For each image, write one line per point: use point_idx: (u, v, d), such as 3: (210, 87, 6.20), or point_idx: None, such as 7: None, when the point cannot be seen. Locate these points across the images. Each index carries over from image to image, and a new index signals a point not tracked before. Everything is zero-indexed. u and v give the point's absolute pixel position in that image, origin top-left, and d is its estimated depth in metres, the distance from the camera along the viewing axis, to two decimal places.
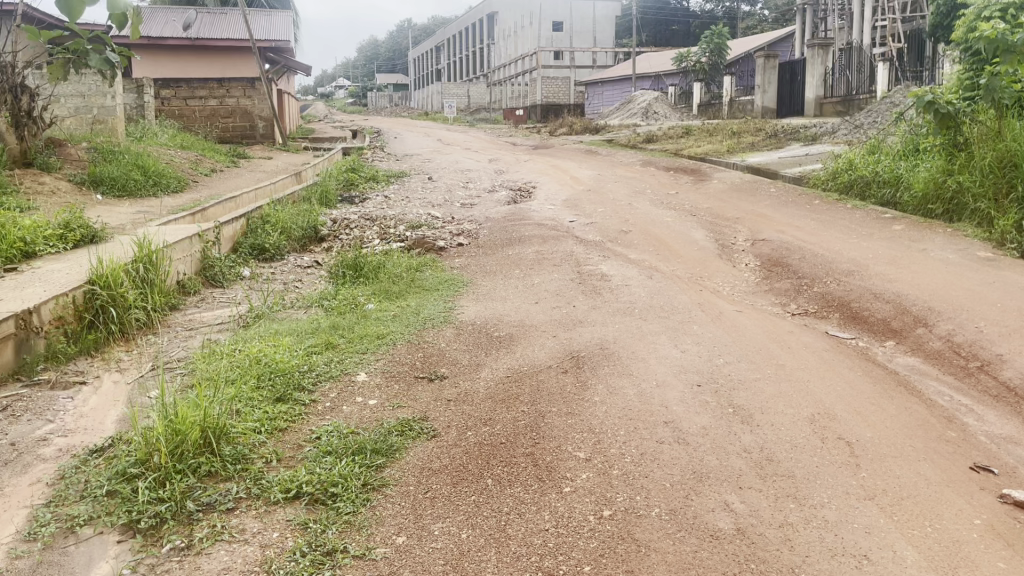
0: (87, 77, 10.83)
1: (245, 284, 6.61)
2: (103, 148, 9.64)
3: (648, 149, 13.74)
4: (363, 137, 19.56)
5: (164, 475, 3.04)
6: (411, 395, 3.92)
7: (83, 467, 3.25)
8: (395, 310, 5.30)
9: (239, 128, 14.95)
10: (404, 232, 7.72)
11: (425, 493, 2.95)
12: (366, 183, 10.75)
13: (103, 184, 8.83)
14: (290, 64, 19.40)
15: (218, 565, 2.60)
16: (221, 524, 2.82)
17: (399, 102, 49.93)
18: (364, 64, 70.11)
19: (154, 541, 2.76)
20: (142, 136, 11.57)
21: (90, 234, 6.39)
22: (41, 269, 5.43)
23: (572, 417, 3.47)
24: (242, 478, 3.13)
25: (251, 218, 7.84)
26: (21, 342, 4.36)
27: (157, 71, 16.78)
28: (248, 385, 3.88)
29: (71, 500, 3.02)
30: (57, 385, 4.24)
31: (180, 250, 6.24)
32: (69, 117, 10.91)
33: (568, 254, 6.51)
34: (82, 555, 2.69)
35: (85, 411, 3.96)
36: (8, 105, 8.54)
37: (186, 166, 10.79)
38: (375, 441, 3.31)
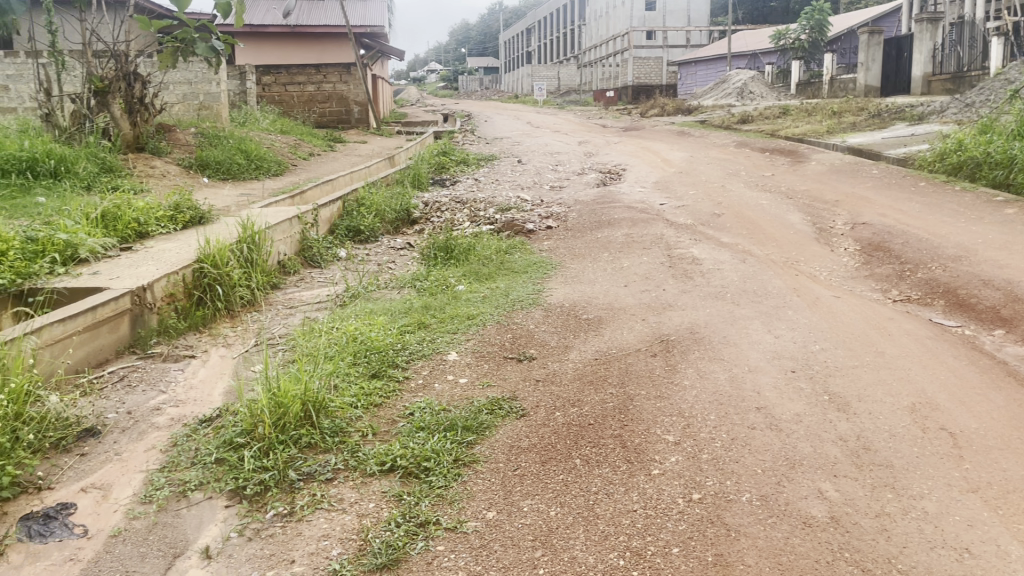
0: (194, 65, 11.26)
1: (341, 264, 6.81)
2: (209, 134, 10.07)
3: (741, 131, 13.40)
4: (453, 121, 19.80)
5: (268, 445, 3.20)
6: (501, 374, 3.99)
7: (193, 435, 3.45)
8: (485, 292, 5.37)
9: (335, 113, 15.34)
10: (494, 215, 7.80)
11: (514, 470, 3.01)
12: (457, 166, 10.88)
13: (209, 167, 9.24)
14: (384, 49, 19.55)
15: (318, 532, 2.73)
16: (321, 493, 2.95)
17: (489, 86, 50.26)
18: (455, 48, 70.57)
19: (259, 508, 2.92)
20: (244, 121, 12.03)
21: (198, 215, 6.72)
22: (154, 248, 5.77)
23: (661, 400, 3.46)
24: (340, 450, 3.26)
25: (348, 202, 8.07)
26: (135, 317, 4.66)
27: (258, 59, 17.26)
28: (344, 361, 4.03)
29: (183, 466, 3.22)
30: (169, 358, 4.50)
31: (281, 231, 6.51)
32: (177, 103, 11.38)
33: (659, 237, 6.45)
34: (193, 519, 2.87)
35: (194, 382, 4.19)
36: (122, 92, 9.00)
37: (285, 150, 11.18)
38: (466, 419, 3.39)
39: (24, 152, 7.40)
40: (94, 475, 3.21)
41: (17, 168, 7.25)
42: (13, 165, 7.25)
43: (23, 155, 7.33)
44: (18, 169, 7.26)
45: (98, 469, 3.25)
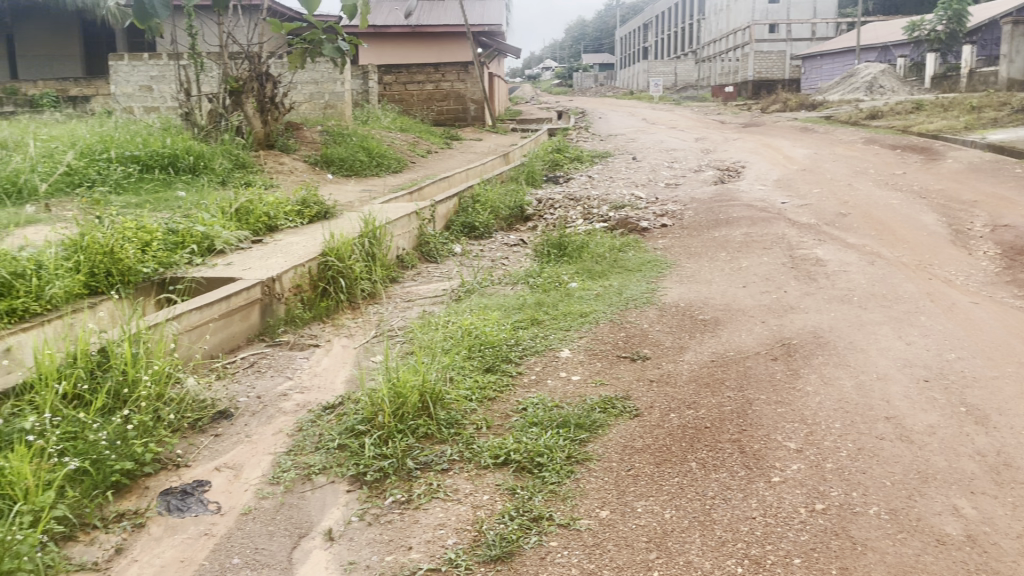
0: (320, 65, 11.69)
1: (457, 259, 6.94)
2: (333, 132, 10.45)
3: (870, 127, 12.79)
4: (568, 117, 19.79)
5: (387, 433, 3.30)
6: (614, 373, 3.97)
7: (318, 421, 3.60)
8: (599, 290, 5.35)
9: (452, 111, 15.62)
10: (608, 212, 7.75)
11: (628, 470, 2.99)
12: (571, 164, 10.88)
13: (333, 164, 9.58)
14: (501, 48, 19.75)
15: (435, 520, 2.80)
16: (437, 483, 3.02)
17: (604, 82, 49.97)
18: (571, 45, 70.48)
19: (379, 494, 3.02)
20: (366, 120, 12.42)
21: (324, 210, 6.99)
22: (282, 241, 6.05)
23: (781, 406, 3.35)
24: (455, 441, 3.32)
25: (463, 198, 8.21)
26: (265, 307, 4.91)
27: (380, 58, 17.78)
28: (460, 355, 4.11)
29: (308, 450, 3.36)
30: (295, 346, 4.70)
31: (400, 226, 6.69)
32: (304, 102, 11.84)
33: (780, 237, 6.25)
34: (317, 501, 3.00)
35: (318, 370, 4.36)
36: (255, 92, 9.40)
37: (404, 147, 11.48)
38: (579, 416, 3.39)
39: (167, 149, 7.88)
40: (227, 456, 3.39)
41: (160, 164, 7.73)
42: (157, 161, 7.74)
43: (166, 152, 7.82)
44: (161, 165, 7.75)
45: (231, 450, 3.43)
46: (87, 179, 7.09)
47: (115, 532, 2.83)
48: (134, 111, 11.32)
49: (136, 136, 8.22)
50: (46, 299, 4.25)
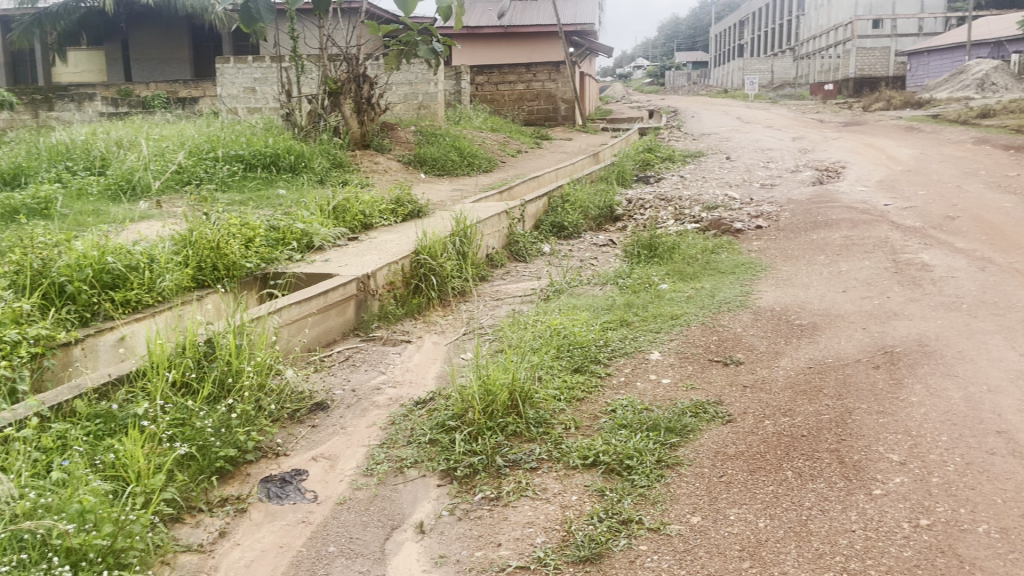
0: (415, 66, 11.89)
1: (546, 258, 6.95)
2: (427, 133, 10.63)
3: (982, 126, 12.15)
4: (660, 116, 19.54)
5: (477, 430, 3.34)
6: (706, 377, 3.90)
7: (409, 415, 3.67)
8: (690, 291, 5.27)
9: (543, 111, 15.65)
10: (700, 213, 7.63)
11: (721, 477, 2.93)
12: (663, 163, 10.74)
13: (426, 163, 9.75)
14: (594, 47, 19.67)
15: (524, 518, 2.82)
16: (526, 481, 3.04)
17: (697, 81, 49.14)
18: (663, 43, 69.55)
19: (468, 489, 3.07)
20: (458, 120, 12.58)
21: (417, 209, 7.12)
22: (377, 239, 6.19)
23: (883, 416, 3.23)
24: (544, 440, 3.33)
25: (553, 198, 8.21)
26: (359, 302, 5.04)
27: (473, 59, 17.98)
28: (549, 354, 4.11)
29: (400, 444, 3.43)
30: (388, 342, 4.81)
31: (490, 226, 6.76)
32: (399, 103, 12.03)
33: (882, 241, 6.02)
34: (409, 495, 3.07)
35: (410, 365, 4.45)
36: (352, 93, 9.71)
37: (495, 147, 11.57)
38: (669, 420, 3.35)
39: (269, 148, 8.18)
40: (324, 446, 3.50)
41: (262, 163, 8.03)
42: (259, 160, 8.04)
43: (268, 151, 8.12)
44: (263, 164, 8.04)
45: (327, 441, 3.54)
46: (195, 177, 7.43)
47: (219, 515, 2.96)
48: (239, 112, 11.78)
49: (241, 137, 8.55)
50: (158, 291, 4.47)
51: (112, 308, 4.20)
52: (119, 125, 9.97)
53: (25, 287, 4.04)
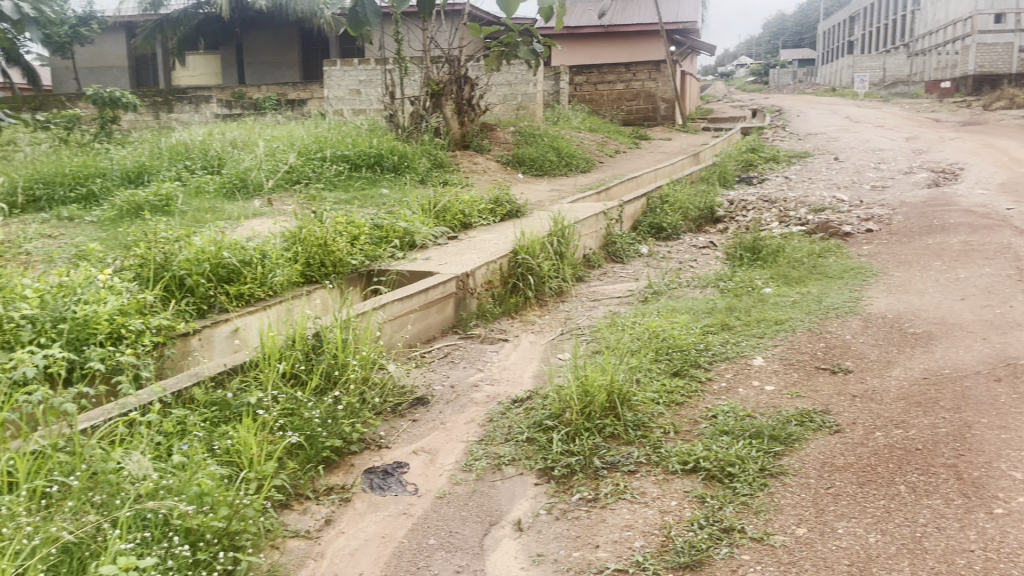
0: (516, 67, 11.96)
1: (644, 260, 6.88)
2: (526, 133, 10.68)
3: None
4: (763, 116, 19.02)
5: (574, 430, 3.34)
6: (812, 385, 3.77)
7: (507, 413, 3.70)
8: (796, 296, 5.11)
9: (643, 110, 15.49)
10: (806, 216, 7.39)
11: (828, 488, 2.84)
12: (766, 164, 10.46)
13: (524, 163, 9.80)
14: (696, 45, 19.33)
15: (622, 521, 2.80)
16: (624, 484, 3.02)
17: (803, 79, 47.59)
18: (767, 41, 67.68)
19: (566, 490, 3.07)
20: (557, 121, 12.59)
21: (515, 208, 7.17)
22: (476, 238, 6.26)
23: (1006, 432, 3.05)
24: (642, 443, 3.29)
25: (652, 199, 8.12)
26: (458, 300, 5.11)
27: (573, 59, 17.96)
28: (648, 357, 4.07)
29: (498, 441, 3.47)
30: (486, 340, 4.86)
31: (588, 226, 6.74)
32: (498, 103, 12.13)
33: (1005, 246, 5.69)
34: (506, 492, 3.09)
35: (508, 363, 4.48)
36: (454, 94, 9.84)
37: (594, 147, 11.53)
38: (773, 428, 3.26)
39: (373, 149, 8.39)
40: (424, 440, 3.56)
41: (367, 163, 8.25)
42: (364, 160, 8.26)
43: (372, 152, 8.33)
44: (368, 164, 8.26)
45: (427, 435, 3.61)
46: (303, 176, 7.69)
47: (325, 504, 3.06)
48: (344, 113, 12.14)
49: (347, 137, 8.80)
50: (270, 286, 4.66)
51: (227, 302, 4.40)
52: (233, 126, 10.43)
53: (149, 280, 4.28)
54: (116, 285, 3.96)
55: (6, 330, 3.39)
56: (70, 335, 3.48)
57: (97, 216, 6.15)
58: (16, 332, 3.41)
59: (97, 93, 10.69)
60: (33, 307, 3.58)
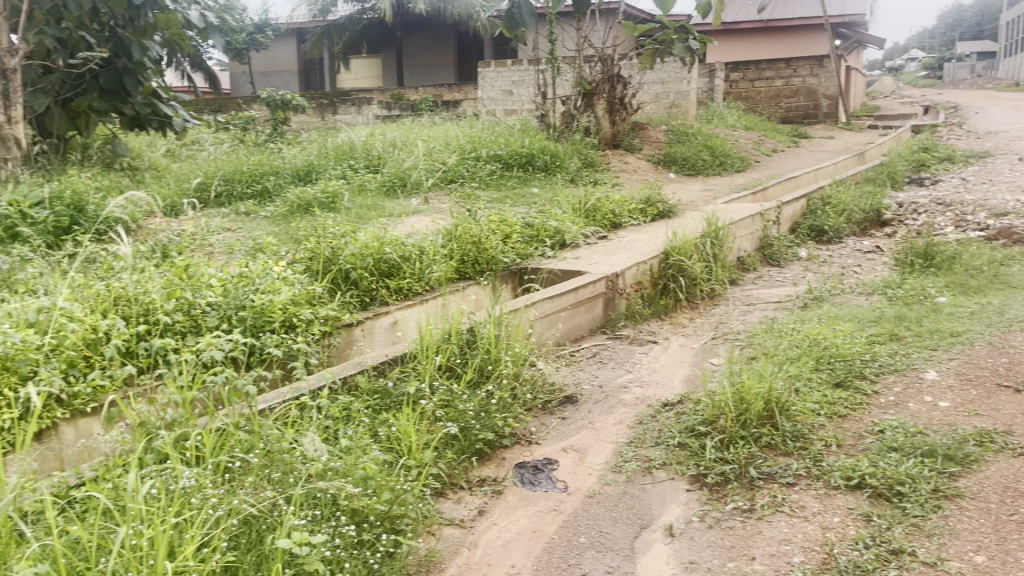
0: (670, 64, 11.76)
1: (803, 264, 6.60)
2: (679, 132, 10.49)
3: None
4: (936, 112, 17.75)
5: (729, 437, 3.25)
6: (993, 404, 3.48)
7: (657, 416, 3.65)
8: (974, 307, 4.74)
9: (803, 108, 14.84)
10: (986, 220, 6.84)
11: (1011, 515, 2.61)
12: (941, 164, 9.76)
13: (677, 163, 9.62)
14: (863, 38, 18.31)
15: (779, 534, 2.71)
16: (782, 496, 2.91)
17: (983, 73, 44.05)
18: (942, 32, 63.14)
19: (719, 498, 3.00)
20: (711, 119, 12.29)
21: (667, 209, 7.06)
22: (627, 237, 6.22)
23: None
24: (801, 456, 3.15)
25: (812, 200, 7.76)
26: (608, 300, 5.09)
27: (729, 55, 17.48)
28: (807, 366, 3.89)
29: (648, 444, 3.43)
30: (635, 341, 4.82)
31: (743, 228, 6.53)
32: (650, 102, 11.98)
33: None
34: (658, 496, 3.06)
35: (658, 366, 4.42)
36: (606, 94, 9.83)
37: (749, 146, 11.17)
38: (948, 446, 3.03)
39: (525, 148, 8.50)
40: (573, 439, 3.58)
41: (518, 163, 8.37)
42: (516, 159, 8.38)
43: (524, 151, 8.44)
44: (519, 163, 8.37)
45: (576, 434, 3.62)
46: (458, 175, 7.90)
47: (478, 494, 3.13)
48: (497, 113, 12.36)
49: (499, 137, 8.96)
50: (427, 281, 4.82)
51: (386, 295, 4.60)
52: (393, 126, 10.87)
53: (318, 272, 4.54)
54: (289, 277, 4.22)
55: (194, 315, 3.69)
56: (250, 321, 3.74)
57: (271, 212, 6.58)
58: (203, 317, 3.70)
59: (271, 96, 11.43)
60: (217, 294, 3.87)
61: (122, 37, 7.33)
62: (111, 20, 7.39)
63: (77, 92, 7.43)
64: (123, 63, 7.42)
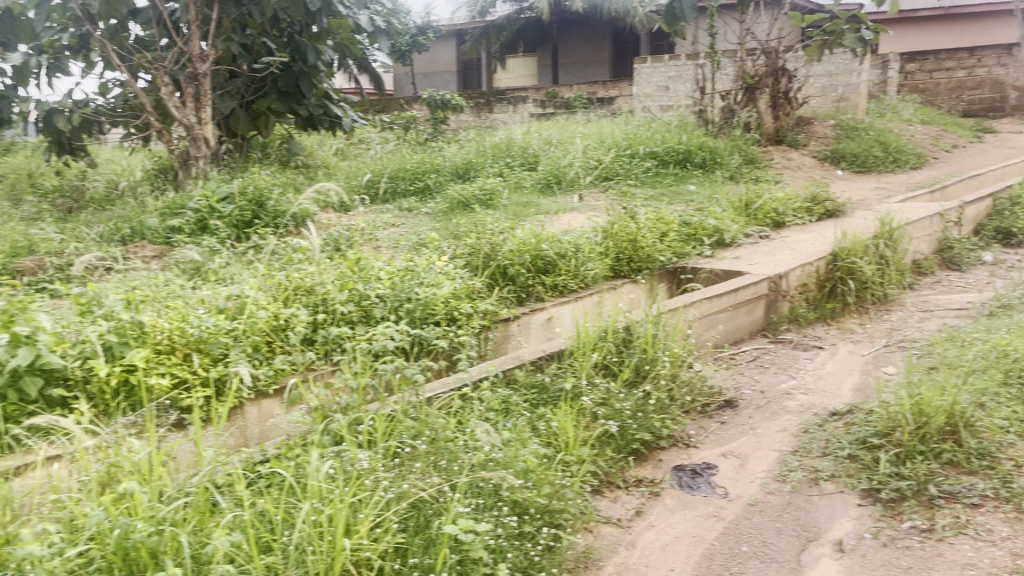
0: (838, 56, 11.16)
1: (987, 269, 6.09)
2: (848, 127, 9.95)
3: None
4: None
5: (905, 452, 3.03)
6: None
7: (824, 426, 3.48)
8: None
9: (988, 100, 13.69)
10: None
11: None
12: None
13: (844, 160, 9.14)
14: None
15: (962, 559, 2.52)
16: (966, 518, 2.70)
17: None
18: None
19: (894, 515, 2.84)
20: (883, 114, 11.58)
21: (835, 208, 6.71)
22: (790, 237, 5.97)
23: None
24: (988, 476, 2.89)
25: (999, 200, 7.15)
26: (770, 303, 4.92)
27: (903, 45, 16.42)
28: (995, 379, 3.58)
29: (815, 454, 3.29)
30: (799, 346, 4.62)
31: (920, 229, 6.11)
32: (815, 96, 11.44)
33: None
34: (826, 509, 2.92)
35: (824, 373, 4.22)
36: (770, 88, 9.49)
37: (926, 142, 10.43)
38: None
39: (682, 145, 8.34)
40: (733, 444, 3.48)
41: (675, 160, 8.21)
42: (673, 156, 8.23)
43: (682, 148, 8.28)
44: (676, 160, 8.22)
45: (736, 439, 3.51)
46: (613, 172, 7.85)
47: (634, 494, 3.11)
48: (652, 109, 12.18)
49: (656, 134, 8.83)
50: (583, 278, 4.83)
51: (542, 292, 4.65)
52: (549, 124, 10.95)
53: (478, 267, 4.65)
54: (451, 271, 4.34)
55: (365, 306, 3.88)
56: (414, 313, 3.89)
57: (431, 208, 6.80)
58: (372, 308, 3.88)
59: (431, 96, 11.80)
60: (386, 287, 4.04)
61: (299, 42, 7.79)
62: (288, 26, 7.86)
63: (258, 95, 8.04)
64: (299, 66, 7.90)
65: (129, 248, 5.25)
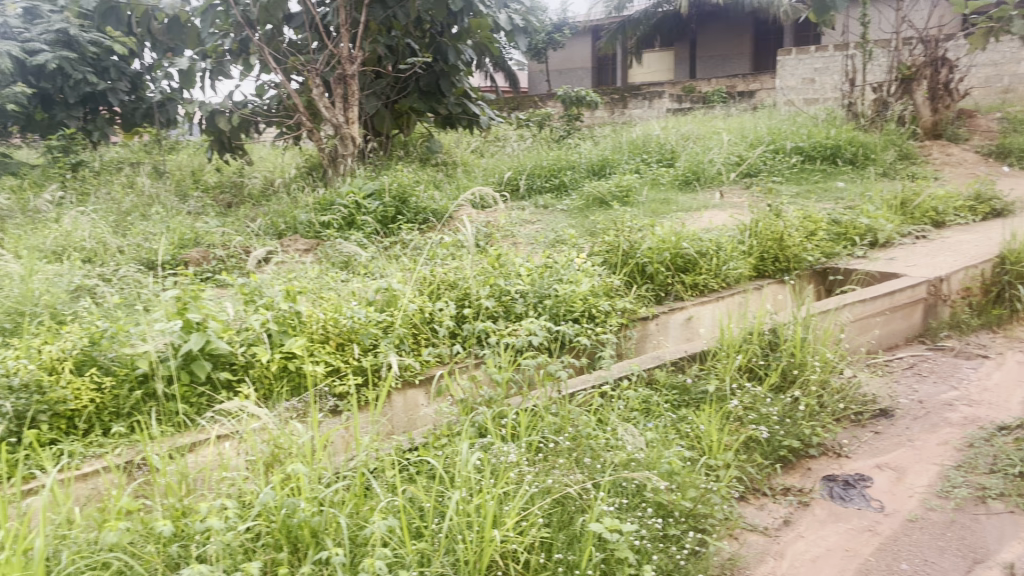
0: (1007, 43, 10.35)
1: None
2: (1016, 119, 9.22)
3: None
4: None
5: None
6: None
7: (992, 441, 3.24)
8: None
9: None
10: None
11: None
12: None
13: (1012, 154, 8.47)
14: None
15: None
16: None
17: None
18: None
19: None
20: None
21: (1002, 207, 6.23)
22: (951, 237, 5.60)
23: None
24: None
25: None
26: (928, 307, 4.64)
27: None
28: None
29: (981, 471, 3.07)
30: (961, 354, 4.33)
31: None
32: (979, 86, 10.66)
33: None
34: (995, 529, 2.72)
35: (990, 384, 3.92)
36: (928, 79, 8.93)
37: None
38: None
39: (830, 140, 7.98)
40: (889, 456, 3.29)
41: (823, 155, 7.86)
42: (820, 152, 7.87)
43: (830, 143, 7.92)
44: (824, 156, 7.87)
45: (892, 451, 3.33)
46: (755, 169, 7.61)
47: (782, 503, 3.00)
48: (797, 103, 11.71)
49: (801, 128, 8.49)
50: (724, 277, 4.71)
51: (682, 290, 4.56)
52: (687, 119, 10.73)
53: (617, 265, 4.62)
54: (590, 269, 4.33)
55: (505, 301, 3.94)
56: (553, 309, 3.91)
57: (568, 205, 6.81)
58: (512, 303, 3.93)
59: (566, 93, 11.82)
60: (525, 283, 4.09)
61: (441, 43, 7.99)
62: (431, 27, 8.06)
63: (402, 94, 8.30)
64: (440, 66, 8.10)
65: (284, 242, 5.55)
